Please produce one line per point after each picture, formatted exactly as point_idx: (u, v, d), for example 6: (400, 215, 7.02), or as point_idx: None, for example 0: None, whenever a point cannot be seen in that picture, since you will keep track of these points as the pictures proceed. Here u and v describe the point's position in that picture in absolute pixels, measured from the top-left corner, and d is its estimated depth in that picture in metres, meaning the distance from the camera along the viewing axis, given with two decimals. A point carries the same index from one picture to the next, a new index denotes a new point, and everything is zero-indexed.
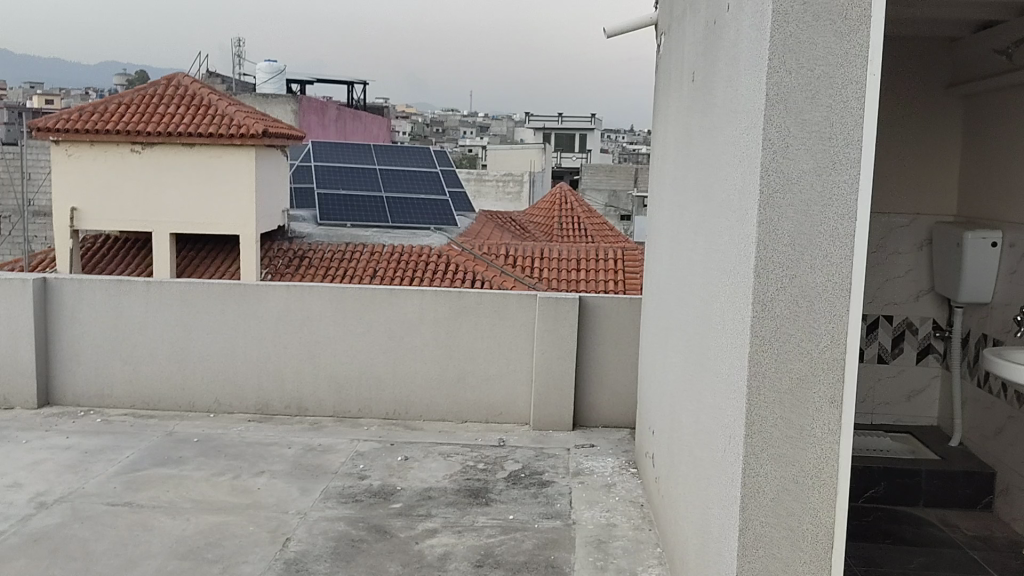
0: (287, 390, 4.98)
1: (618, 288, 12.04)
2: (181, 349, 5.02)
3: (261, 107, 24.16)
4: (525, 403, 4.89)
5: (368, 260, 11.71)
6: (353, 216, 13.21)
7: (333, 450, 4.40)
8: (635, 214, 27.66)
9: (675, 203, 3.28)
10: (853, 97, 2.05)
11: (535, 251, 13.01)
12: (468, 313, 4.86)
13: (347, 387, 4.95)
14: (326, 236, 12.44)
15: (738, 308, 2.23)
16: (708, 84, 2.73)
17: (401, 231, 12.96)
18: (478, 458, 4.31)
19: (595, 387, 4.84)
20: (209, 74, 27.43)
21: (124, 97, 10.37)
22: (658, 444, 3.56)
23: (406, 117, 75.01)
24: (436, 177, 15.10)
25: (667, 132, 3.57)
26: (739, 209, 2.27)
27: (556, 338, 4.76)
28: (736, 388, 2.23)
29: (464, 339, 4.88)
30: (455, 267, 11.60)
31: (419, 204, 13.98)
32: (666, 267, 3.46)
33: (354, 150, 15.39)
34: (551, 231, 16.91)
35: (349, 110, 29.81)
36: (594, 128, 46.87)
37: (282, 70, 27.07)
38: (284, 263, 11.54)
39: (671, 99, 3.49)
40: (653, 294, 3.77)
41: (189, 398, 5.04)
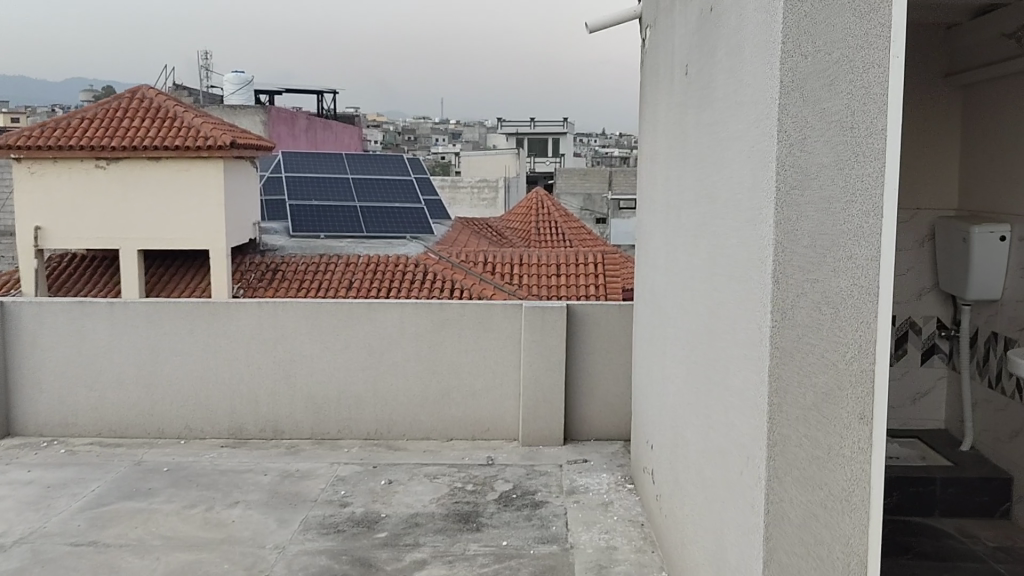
0: (262, 412, 4.74)
1: (599, 293, 11.88)
2: (148, 373, 4.76)
3: (230, 120, 23.82)
4: (513, 418, 4.68)
5: (343, 272, 11.45)
6: (327, 227, 12.94)
7: (312, 476, 4.16)
8: (611, 217, 27.61)
9: (669, 204, 3.08)
10: (875, 82, 1.84)
11: (514, 257, 12.82)
12: (451, 326, 4.64)
13: (325, 408, 4.72)
14: (299, 248, 12.15)
15: (751, 318, 2.04)
16: (705, 77, 2.54)
17: (377, 241, 12.70)
18: (467, 479, 4.09)
19: (586, 399, 4.65)
20: (175, 87, 27.03)
21: (87, 111, 10.08)
22: (657, 459, 3.37)
23: (378, 126, 74.72)
24: (411, 185, 14.86)
25: (657, 130, 3.38)
26: (748, 210, 2.08)
27: (543, 350, 4.56)
28: (753, 405, 2.03)
29: (448, 354, 4.66)
30: (433, 276, 11.38)
31: (395, 212, 13.73)
32: (661, 272, 3.27)
33: (326, 160, 15.12)
34: (528, 236, 16.72)
35: (320, 120, 29.51)
36: (567, 132, 46.85)
37: (250, 81, 26.73)
38: (256, 277, 11.25)
39: (660, 95, 3.30)
40: (648, 301, 3.58)
41: (159, 424, 4.78)
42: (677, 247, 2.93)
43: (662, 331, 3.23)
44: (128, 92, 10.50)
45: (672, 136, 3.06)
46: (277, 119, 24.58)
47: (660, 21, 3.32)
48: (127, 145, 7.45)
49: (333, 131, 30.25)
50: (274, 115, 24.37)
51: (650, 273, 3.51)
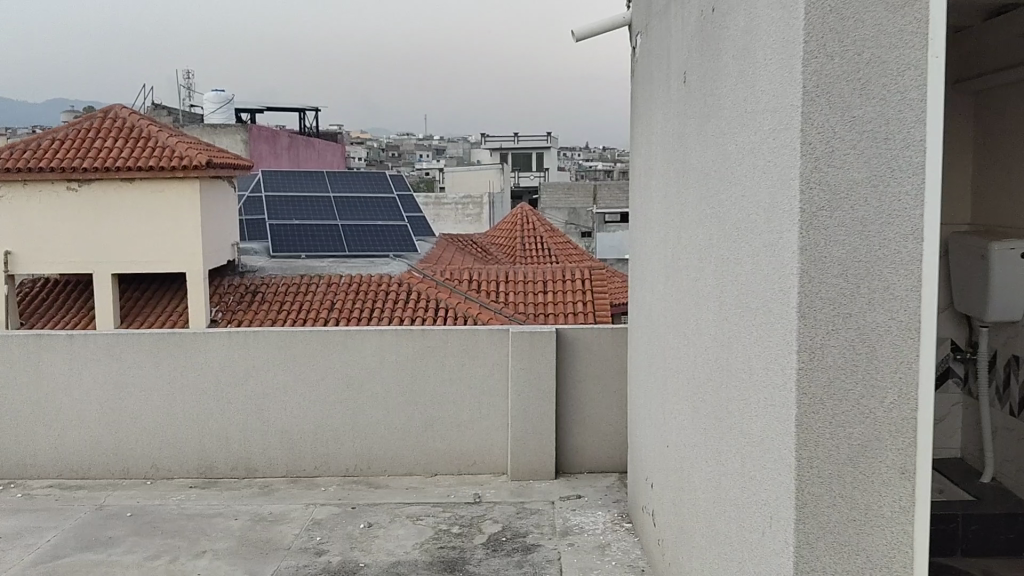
0: (233, 449, 4.45)
1: (588, 311, 11.62)
2: (111, 409, 4.45)
3: (210, 139, 23.54)
4: (501, 450, 4.41)
5: (324, 292, 11.14)
6: (307, 247, 12.63)
7: (286, 520, 3.87)
8: (597, 231, 27.46)
9: (667, 223, 2.85)
10: (912, 86, 1.61)
11: (500, 275, 12.55)
12: (433, 354, 4.36)
13: (301, 443, 4.43)
14: (278, 268, 11.83)
15: (769, 357, 1.79)
16: (710, 83, 2.29)
17: (359, 260, 12.40)
18: (452, 520, 3.81)
19: (577, 429, 4.38)
20: (154, 106, 26.73)
21: (57, 132, 9.77)
22: (658, 501, 3.10)
23: (361, 143, 74.60)
24: (393, 203, 14.59)
25: (652, 144, 3.14)
26: (764, 234, 1.83)
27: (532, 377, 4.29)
28: (776, 457, 1.78)
29: (431, 384, 4.38)
30: (417, 295, 11.09)
31: (377, 231, 13.44)
32: (659, 297, 3.02)
33: (307, 178, 14.83)
34: (514, 253, 16.48)
35: (302, 137, 29.26)
36: (551, 147, 46.82)
37: (231, 100, 26.46)
38: (235, 299, 10.92)
39: (654, 107, 3.07)
40: (644, 327, 3.33)
41: (123, 464, 4.48)
42: (678, 270, 2.69)
43: (662, 362, 2.98)
44: (101, 113, 10.20)
45: (669, 149, 2.83)
46: (258, 137, 24.31)
47: (653, 27, 3.08)
48: (101, 166, 6.84)
49: (316, 149, 30.00)
50: (255, 133, 24.11)
51: (647, 298, 3.27)
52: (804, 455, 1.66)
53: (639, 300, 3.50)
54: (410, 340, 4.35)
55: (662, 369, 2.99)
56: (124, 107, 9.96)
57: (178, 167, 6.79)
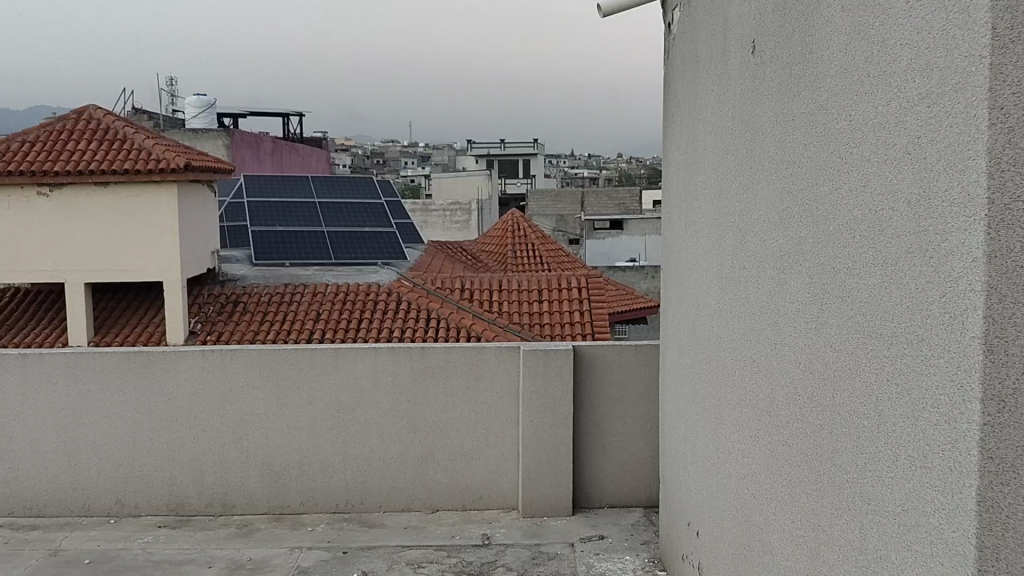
0: (209, 483, 3.95)
1: (585, 322, 11.15)
2: (69, 438, 3.93)
3: (192, 144, 23.03)
4: (510, 483, 3.94)
5: (310, 302, 10.63)
6: (292, 254, 12.12)
7: (269, 568, 3.37)
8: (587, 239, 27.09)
9: (723, 225, 2.41)
10: None
11: (493, 283, 12.06)
12: (435, 374, 3.88)
13: (285, 476, 3.94)
14: (261, 277, 11.30)
15: (920, 402, 1.33)
16: (802, 50, 1.84)
17: (346, 268, 11.89)
18: (459, 567, 3.32)
19: (596, 459, 3.92)
20: (134, 111, 26.19)
21: (28, 134, 9.23)
22: (707, 554, 2.63)
23: (346, 150, 74.04)
24: (381, 209, 14.10)
25: (698, 133, 2.70)
26: (907, 235, 1.37)
27: (548, 401, 3.82)
28: (936, 539, 1.31)
29: (431, 409, 3.90)
30: (407, 305, 10.60)
31: (365, 238, 12.94)
32: (710, 313, 2.57)
33: (291, 184, 14.30)
34: (504, 261, 16.02)
35: (286, 143, 28.71)
36: (538, 154, 46.47)
37: (213, 104, 25.92)
38: (215, 310, 10.40)
39: (702, 90, 2.62)
40: (686, 347, 2.87)
41: (83, 500, 3.96)
42: (742, 281, 2.24)
43: (715, 392, 2.52)
44: (75, 114, 9.68)
45: (727, 137, 2.38)
46: (241, 143, 23.83)
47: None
48: (73, 169, 6.18)
49: (300, 155, 29.53)
50: (238, 139, 23.64)
51: (690, 312, 2.83)
52: (986, 544, 1.19)
53: (676, 315, 3.05)
54: (410, 359, 3.87)
55: (715, 401, 2.53)
56: (100, 108, 9.44)
57: (155, 170, 6.15)
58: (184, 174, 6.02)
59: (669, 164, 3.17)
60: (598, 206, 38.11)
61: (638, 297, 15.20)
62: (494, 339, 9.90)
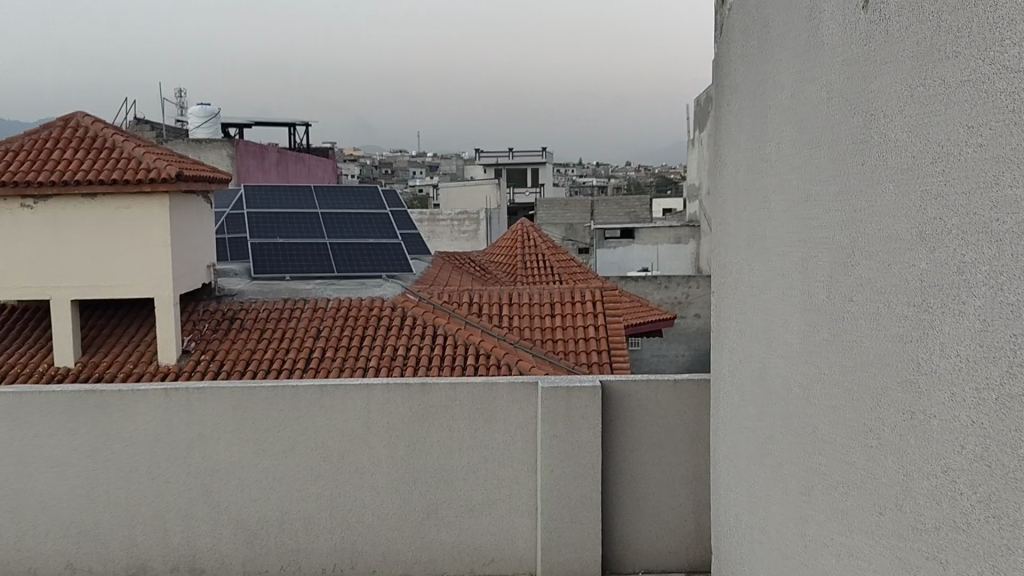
0: (176, 544, 3.38)
1: (601, 338, 10.56)
2: (11, 492, 3.36)
3: (195, 155, 22.57)
4: (526, 543, 3.36)
5: (310, 318, 10.09)
6: (292, 268, 11.57)
7: None
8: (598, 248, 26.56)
9: (812, 241, 1.83)
10: None
11: (503, 295, 11.48)
12: (438, 416, 3.30)
13: (263, 536, 3.37)
14: (258, 290, 10.75)
15: None
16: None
17: (349, 282, 11.34)
18: None
19: (626, 515, 3.34)
20: (136, 121, 25.75)
21: (13, 143, 8.69)
22: None
23: (354, 160, 73.84)
24: (387, 220, 13.55)
25: (769, 128, 2.12)
26: None
27: (572, 446, 3.24)
28: None
29: (432, 457, 3.31)
30: (413, 321, 10.03)
31: (368, 251, 12.36)
32: (789, 358, 1.99)
33: (293, 194, 13.75)
34: (514, 273, 15.45)
35: (291, 152, 28.29)
36: (548, 163, 46.03)
37: (217, 113, 25.56)
38: (210, 327, 9.91)
39: (776, 69, 2.05)
40: (751, 396, 2.30)
41: (29, 564, 3.39)
42: (846, 319, 1.67)
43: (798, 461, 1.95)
44: (62, 121, 9.16)
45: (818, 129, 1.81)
46: (245, 152, 23.40)
47: None
48: (58, 180, 5.58)
49: (306, 164, 29.09)
50: (242, 148, 23.22)
51: (756, 352, 2.25)
52: None
53: (736, 353, 2.48)
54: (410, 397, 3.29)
55: (798, 473, 1.96)
56: (88, 114, 8.89)
57: (144, 180, 5.54)
58: (177, 185, 5.45)
59: (722, 168, 2.61)
60: (608, 214, 37.57)
61: (654, 310, 14.59)
62: (505, 357, 9.34)
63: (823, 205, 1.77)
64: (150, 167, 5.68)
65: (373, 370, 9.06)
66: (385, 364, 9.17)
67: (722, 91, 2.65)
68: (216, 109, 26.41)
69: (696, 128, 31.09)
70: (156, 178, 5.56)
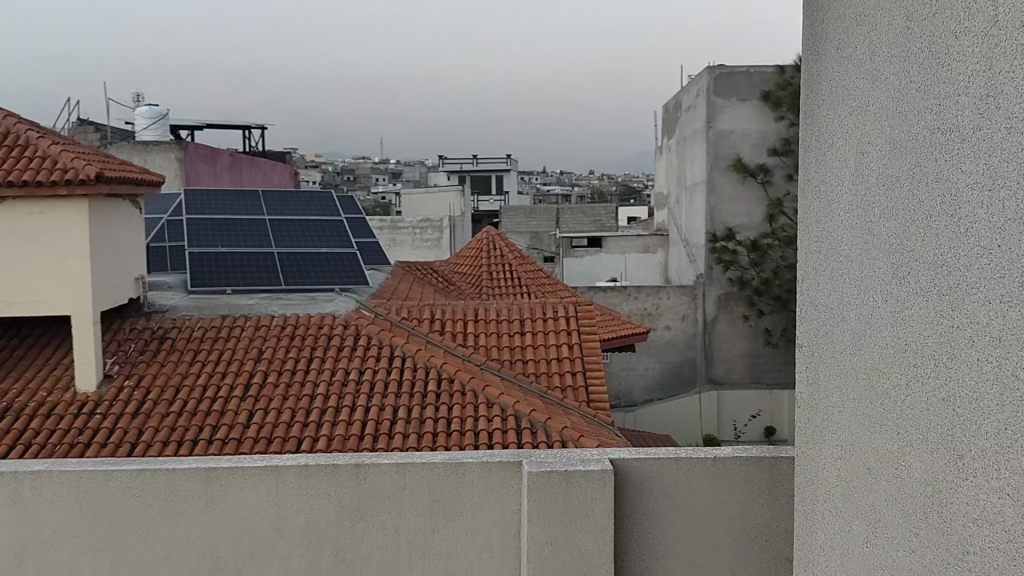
0: None
1: (576, 359, 9.65)
2: None
3: (142, 158, 21.47)
4: None
5: (250, 337, 9.07)
6: (235, 280, 10.53)
7: None
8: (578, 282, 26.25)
9: (963, 347, 2.25)
10: None
11: (468, 311, 10.49)
12: (393, 503, 4.25)
13: None
14: (193, 306, 9.69)
15: None
16: None
17: (297, 296, 10.32)
18: None
19: None
20: (79, 122, 24.46)
21: None
22: None
23: (315, 166, 72.77)
24: (341, 227, 12.50)
25: None
26: None
27: (571, 518, 4.15)
28: None
29: (379, 544, 4.27)
30: (366, 341, 9.05)
31: (320, 261, 11.32)
32: (928, 446, 2.44)
33: (239, 197, 12.64)
34: (478, 286, 14.51)
35: (245, 156, 27.20)
36: (511, 170, 45.36)
37: (165, 115, 24.47)
38: (136, 348, 8.89)
39: None
40: None
41: None
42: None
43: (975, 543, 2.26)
44: None
45: None
46: (195, 156, 22.34)
47: None
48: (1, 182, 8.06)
49: (261, 170, 28.02)
50: (192, 151, 22.16)
51: (899, 422, 2.62)
52: None
53: (843, 403, 3.05)
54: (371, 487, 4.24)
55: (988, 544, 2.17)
56: None
57: (62, 182, 7.99)
58: (93, 185, 8.04)
59: (834, 212, 3.11)
60: (574, 223, 36.93)
61: (628, 323, 13.66)
62: (469, 381, 8.40)
63: (982, 327, 2.16)
64: (69, 167, 8.17)
65: (321, 397, 8.10)
66: (335, 390, 8.20)
67: (851, 147, 2.96)
68: (164, 111, 25.28)
69: (663, 135, 30.59)
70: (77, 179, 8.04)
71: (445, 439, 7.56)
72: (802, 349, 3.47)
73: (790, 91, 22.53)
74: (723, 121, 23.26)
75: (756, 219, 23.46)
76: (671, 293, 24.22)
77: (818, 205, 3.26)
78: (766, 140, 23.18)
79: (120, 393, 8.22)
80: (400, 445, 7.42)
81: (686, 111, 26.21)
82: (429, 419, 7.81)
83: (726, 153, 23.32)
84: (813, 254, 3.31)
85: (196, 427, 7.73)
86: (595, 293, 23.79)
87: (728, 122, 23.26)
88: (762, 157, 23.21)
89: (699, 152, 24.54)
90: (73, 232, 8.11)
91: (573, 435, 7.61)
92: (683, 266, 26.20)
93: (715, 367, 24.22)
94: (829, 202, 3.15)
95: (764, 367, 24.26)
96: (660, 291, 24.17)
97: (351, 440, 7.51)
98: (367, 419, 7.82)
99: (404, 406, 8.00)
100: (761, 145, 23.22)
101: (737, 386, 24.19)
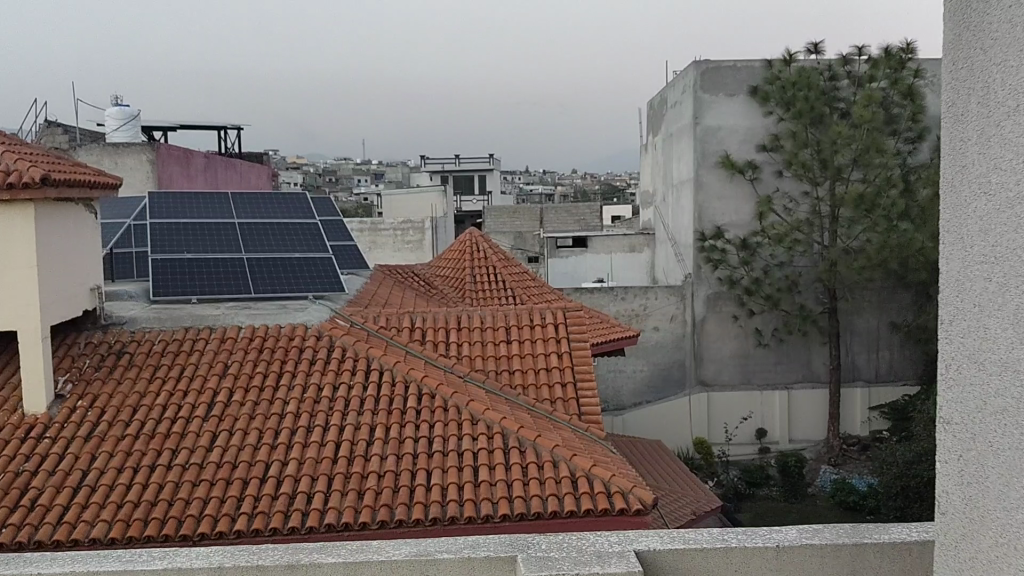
0: None
1: (566, 368, 9.04)
2: None
3: (112, 160, 20.74)
4: None
5: (214, 351, 8.40)
6: (201, 287, 9.94)
7: None
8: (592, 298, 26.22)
9: None
10: None
11: (450, 319, 9.85)
12: None
13: None
14: (154, 317, 9.02)
15: None
16: None
17: (268, 305, 9.71)
18: None
19: None
20: (48, 123, 23.69)
21: None
22: None
23: (296, 168, 72.16)
24: (316, 230, 11.87)
25: None
26: None
27: None
28: None
29: None
30: (339, 354, 8.40)
31: (292, 266, 10.71)
32: None
33: (208, 199, 11.95)
34: (462, 291, 13.93)
35: (221, 158, 26.50)
36: (494, 169, 44.93)
37: (137, 115, 23.77)
38: (91, 363, 8.23)
39: None
40: None
41: None
42: None
43: None
44: None
45: None
46: (168, 157, 21.57)
47: None
48: None
49: (236, 171, 27.31)
50: (165, 153, 21.36)
51: None
52: None
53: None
54: None
55: None
56: None
57: (4, 186, 7.28)
58: (37, 187, 7.33)
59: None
60: (557, 222, 36.44)
61: (617, 326, 13.12)
62: (452, 396, 7.77)
63: None
64: (11, 170, 7.46)
65: (291, 417, 7.46)
66: (306, 409, 7.56)
67: None
68: (136, 111, 24.53)
69: (648, 133, 30.10)
70: (20, 182, 7.33)
71: (426, 460, 6.95)
72: (956, 425, 2.91)
73: (777, 85, 21.65)
74: (710, 117, 22.88)
75: (744, 216, 23.16)
76: (659, 294, 23.63)
77: (988, 204, 2.72)
78: (754, 136, 22.95)
79: (70, 415, 7.56)
80: (376, 468, 6.80)
81: (671, 108, 25.78)
82: (408, 438, 7.19)
83: (714, 150, 23.00)
84: (980, 279, 2.76)
85: (154, 451, 7.09)
86: (582, 294, 23.26)
87: (715, 117, 22.92)
88: (750, 154, 23.02)
89: (686, 149, 24.09)
90: (18, 240, 7.42)
91: (564, 453, 7.01)
92: (671, 265, 25.69)
93: (704, 368, 23.82)
94: (1012, 206, 2.60)
95: (754, 367, 23.89)
96: (648, 291, 23.59)
97: (322, 463, 6.89)
98: (340, 440, 7.19)
99: (381, 424, 7.36)
100: (749, 141, 22.99)
101: (726, 387, 23.86)
